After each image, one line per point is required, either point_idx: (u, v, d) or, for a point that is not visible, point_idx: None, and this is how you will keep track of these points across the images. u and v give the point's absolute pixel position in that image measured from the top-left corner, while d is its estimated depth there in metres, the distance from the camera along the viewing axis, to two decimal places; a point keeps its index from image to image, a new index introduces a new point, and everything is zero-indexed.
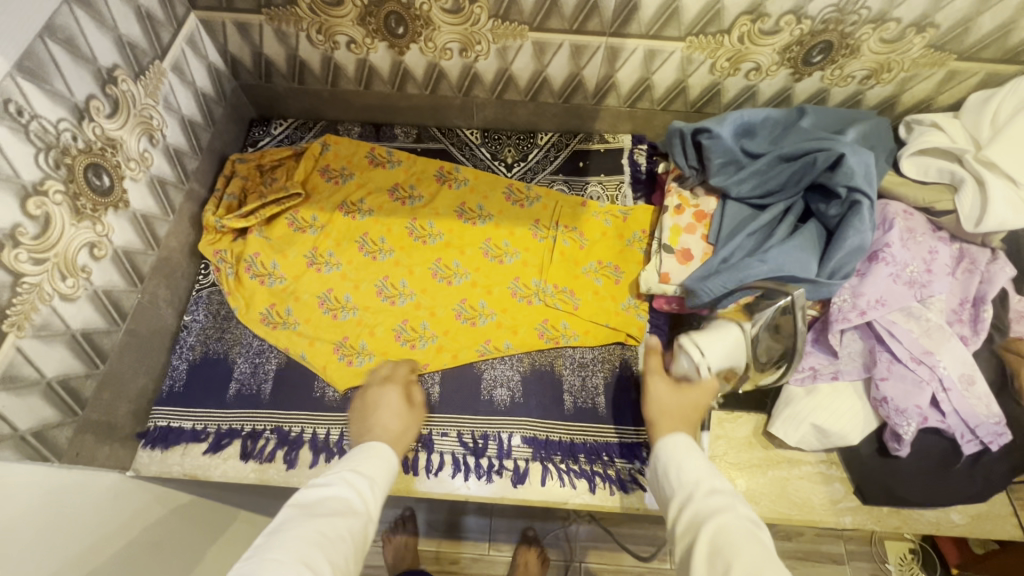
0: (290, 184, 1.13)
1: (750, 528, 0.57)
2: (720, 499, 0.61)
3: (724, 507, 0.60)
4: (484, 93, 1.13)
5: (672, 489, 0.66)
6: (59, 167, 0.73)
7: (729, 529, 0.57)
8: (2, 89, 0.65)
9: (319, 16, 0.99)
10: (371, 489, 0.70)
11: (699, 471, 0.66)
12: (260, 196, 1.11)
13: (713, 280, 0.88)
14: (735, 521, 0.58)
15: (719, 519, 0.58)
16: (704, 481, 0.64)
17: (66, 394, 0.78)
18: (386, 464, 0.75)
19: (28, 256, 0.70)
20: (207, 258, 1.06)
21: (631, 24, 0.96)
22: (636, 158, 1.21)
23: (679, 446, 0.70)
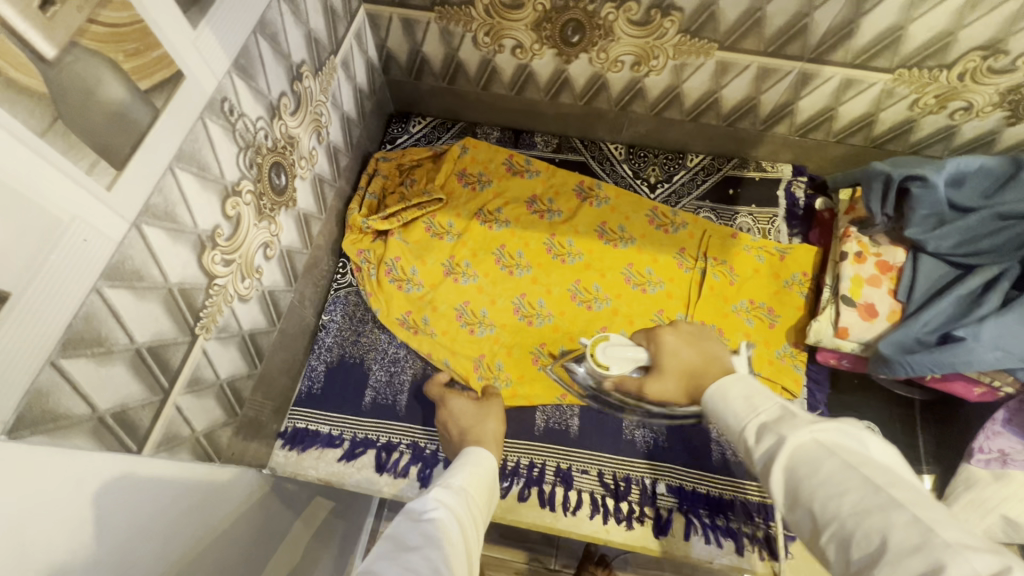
0: (431, 188, 1.10)
1: (823, 439, 0.47)
2: (769, 432, 0.51)
3: (779, 432, 0.49)
4: (643, 109, 1.06)
5: (731, 435, 0.56)
6: (252, 166, 0.71)
7: (800, 460, 0.47)
8: (221, 87, 0.62)
9: (493, 18, 0.93)
10: (461, 505, 0.62)
11: (741, 415, 0.55)
12: (402, 199, 1.09)
13: (920, 355, 0.79)
14: (800, 447, 0.48)
15: (784, 452, 0.48)
16: (749, 417, 0.54)
17: (231, 395, 0.77)
18: (472, 479, 0.68)
19: (221, 257, 0.68)
20: (349, 257, 1.06)
21: (836, 51, 0.87)
22: (793, 191, 1.12)
23: (717, 401, 0.59)
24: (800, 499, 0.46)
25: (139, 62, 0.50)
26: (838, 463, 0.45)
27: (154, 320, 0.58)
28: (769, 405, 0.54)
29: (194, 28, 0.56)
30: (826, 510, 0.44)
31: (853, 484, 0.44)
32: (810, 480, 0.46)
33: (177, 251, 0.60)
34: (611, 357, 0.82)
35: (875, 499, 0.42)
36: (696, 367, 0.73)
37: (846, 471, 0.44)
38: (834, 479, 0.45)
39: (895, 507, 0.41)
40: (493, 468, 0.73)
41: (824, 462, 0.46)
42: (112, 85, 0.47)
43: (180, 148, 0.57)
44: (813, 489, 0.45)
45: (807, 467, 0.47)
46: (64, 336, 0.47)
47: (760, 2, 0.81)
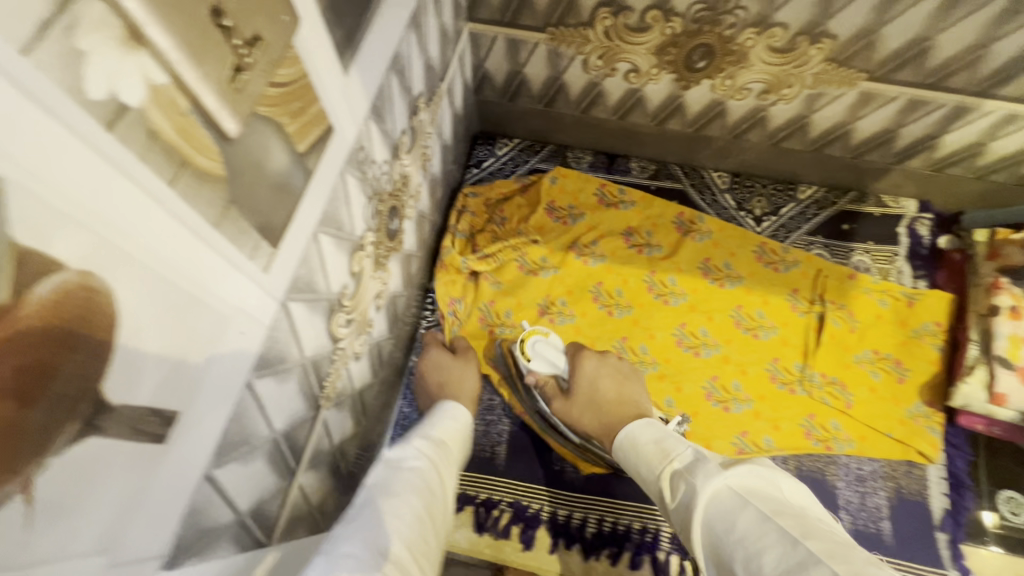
0: (523, 229, 1.03)
1: (737, 489, 0.48)
2: (687, 483, 0.53)
3: (695, 487, 0.51)
4: (760, 137, 0.98)
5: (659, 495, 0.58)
6: (374, 215, 0.64)
7: (717, 513, 0.48)
8: (360, 135, 0.55)
9: (611, 41, 0.85)
10: (444, 454, 0.61)
11: (654, 466, 0.59)
12: (494, 238, 1.02)
13: None
14: (714, 496, 0.49)
15: (700, 503, 0.49)
16: (666, 469, 0.57)
17: (340, 459, 0.71)
18: (456, 432, 0.67)
19: (345, 318, 0.61)
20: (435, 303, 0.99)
21: (1007, 85, 0.77)
22: (917, 229, 1.02)
23: (628, 447, 0.65)
24: (725, 563, 0.46)
25: (300, 122, 0.43)
26: (754, 515, 0.45)
27: (290, 402, 0.52)
28: (681, 451, 0.58)
29: (344, 73, 0.48)
30: (749, 569, 0.43)
31: (769, 538, 0.43)
32: (728, 535, 0.46)
33: (314, 321, 0.53)
34: (536, 353, 0.86)
35: (792, 554, 0.41)
36: (608, 401, 0.77)
37: (762, 523, 0.44)
38: (751, 534, 0.44)
39: (813, 563, 0.40)
40: (466, 420, 0.71)
41: (739, 513, 0.46)
42: (277, 153, 0.40)
43: (324, 210, 0.51)
44: (733, 547, 0.45)
45: (723, 522, 0.47)
46: (218, 445, 0.41)
47: (930, 31, 0.72)
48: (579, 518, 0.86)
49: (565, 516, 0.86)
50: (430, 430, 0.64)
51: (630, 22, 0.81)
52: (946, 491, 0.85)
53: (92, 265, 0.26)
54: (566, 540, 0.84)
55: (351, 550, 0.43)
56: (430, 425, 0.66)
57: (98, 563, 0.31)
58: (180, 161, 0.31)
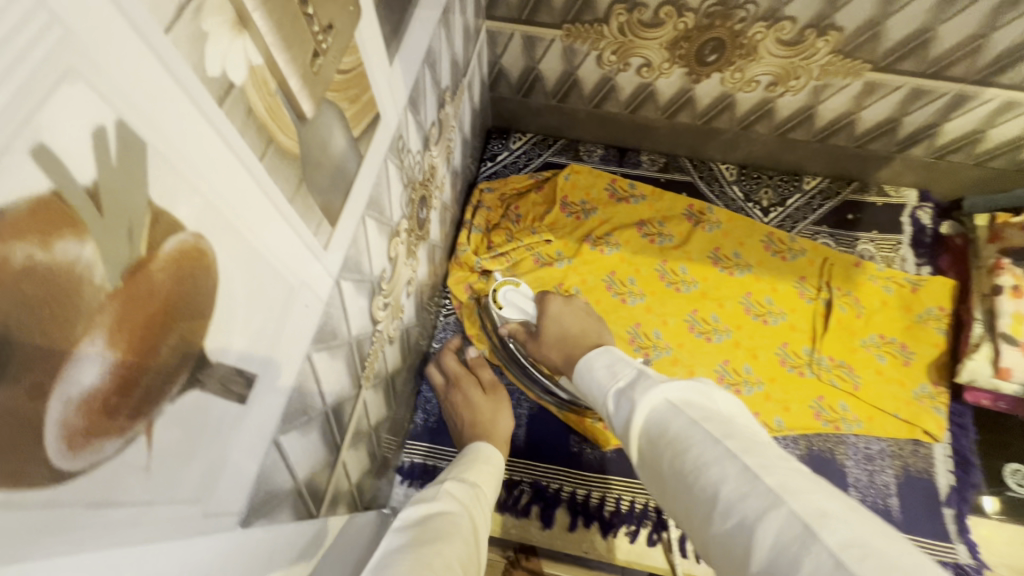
0: (537, 227, 1.06)
1: (673, 400, 0.48)
2: (627, 397, 0.52)
3: (636, 397, 0.51)
4: (767, 129, 1.01)
5: (602, 408, 0.57)
6: (408, 203, 0.67)
7: (652, 422, 0.48)
8: (400, 125, 0.58)
9: (625, 36, 0.88)
10: (476, 500, 0.58)
11: (603, 384, 0.58)
12: (508, 235, 1.04)
13: None
14: (652, 408, 0.49)
15: (639, 413, 0.49)
16: (610, 389, 0.56)
17: (374, 440, 0.74)
18: (487, 469, 0.66)
19: (382, 302, 0.64)
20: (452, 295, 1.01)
21: (1005, 74, 0.81)
22: (919, 218, 1.06)
23: (585, 372, 0.62)
24: (655, 464, 0.46)
25: (357, 109, 0.46)
26: (685, 421, 0.45)
27: (339, 378, 0.55)
28: (627, 371, 0.57)
29: (390, 64, 0.51)
30: (673, 468, 0.44)
31: (693, 438, 0.43)
32: (661, 439, 0.46)
33: (360, 302, 0.56)
34: (508, 301, 0.89)
35: (711, 452, 0.41)
36: (569, 335, 0.75)
37: (691, 427, 0.44)
38: (680, 437, 0.44)
39: (730, 457, 0.40)
40: (499, 463, 0.70)
41: (671, 420, 0.46)
42: (338, 138, 0.43)
43: (370, 195, 0.53)
44: (661, 449, 0.45)
45: (659, 427, 0.47)
46: (283, 411, 0.44)
47: (932, 23, 0.76)
48: (598, 497, 0.88)
49: (585, 497, 0.88)
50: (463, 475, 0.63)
51: (644, 18, 0.84)
52: (952, 468, 0.88)
53: (203, 229, 0.29)
54: (586, 519, 0.87)
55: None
56: (461, 469, 0.65)
57: (193, 510, 0.33)
58: (268, 137, 0.33)
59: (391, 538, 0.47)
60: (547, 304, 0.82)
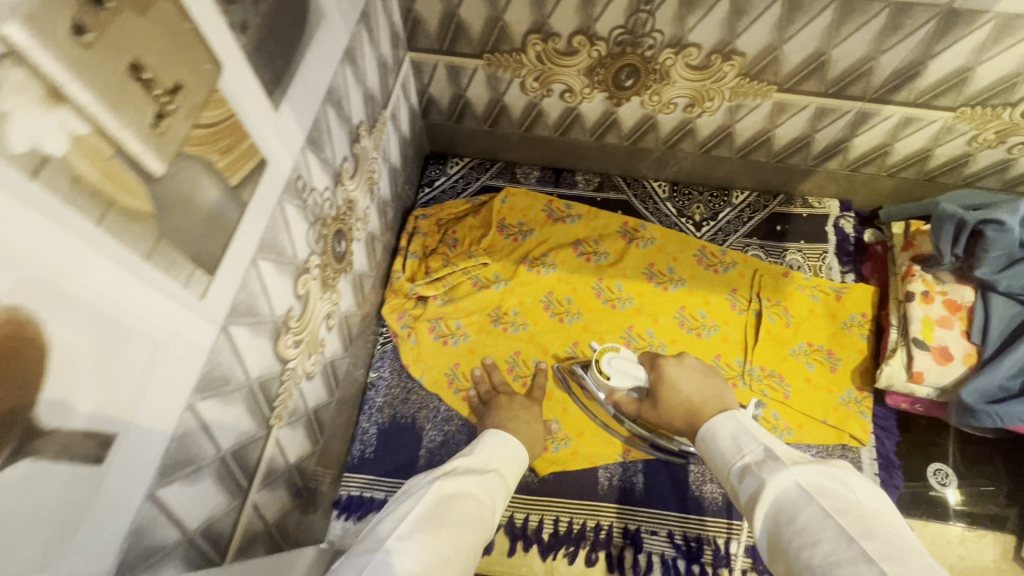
0: (473, 251, 1.07)
1: (803, 487, 0.52)
2: (757, 477, 0.57)
3: (766, 480, 0.55)
4: (692, 147, 1.04)
5: (729, 480, 0.62)
6: (319, 240, 0.67)
7: (782, 506, 0.53)
8: (296, 166, 0.58)
9: (544, 64, 0.90)
10: (502, 493, 0.67)
11: (730, 458, 0.62)
12: (444, 260, 1.05)
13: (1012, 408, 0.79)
14: (781, 491, 0.54)
15: (768, 495, 0.54)
16: (739, 461, 0.61)
17: (298, 477, 0.73)
18: (518, 469, 0.74)
19: (292, 340, 0.64)
20: (388, 324, 1.01)
21: (900, 92, 0.85)
22: (842, 227, 1.10)
23: (711, 441, 0.66)
24: (780, 547, 0.51)
25: (231, 157, 0.46)
26: (816, 511, 0.49)
27: (238, 422, 0.54)
28: (754, 448, 0.61)
29: (275, 110, 0.52)
30: (799, 557, 0.48)
31: (826, 532, 0.47)
32: (788, 524, 0.51)
33: (258, 344, 0.56)
34: (616, 369, 0.89)
35: (844, 550, 0.45)
36: (691, 404, 0.76)
37: (820, 519, 0.48)
38: (809, 528, 0.49)
39: (864, 560, 0.44)
40: (518, 451, 0.77)
41: (802, 508, 0.51)
42: (207, 188, 0.43)
43: (262, 238, 0.54)
44: (789, 536, 0.50)
45: (787, 513, 0.52)
46: (162, 462, 0.44)
47: (826, 47, 0.79)
48: (537, 520, 0.89)
49: (523, 520, 0.89)
50: (492, 465, 0.71)
51: (559, 47, 0.87)
52: (877, 471, 0.92)
53: (21, 301, 0.29)
54: (525, 543, 0.87)
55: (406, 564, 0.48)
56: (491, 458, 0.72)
57: None
58: (106, 202, 0.34)
59: (419, 503, 0.57)
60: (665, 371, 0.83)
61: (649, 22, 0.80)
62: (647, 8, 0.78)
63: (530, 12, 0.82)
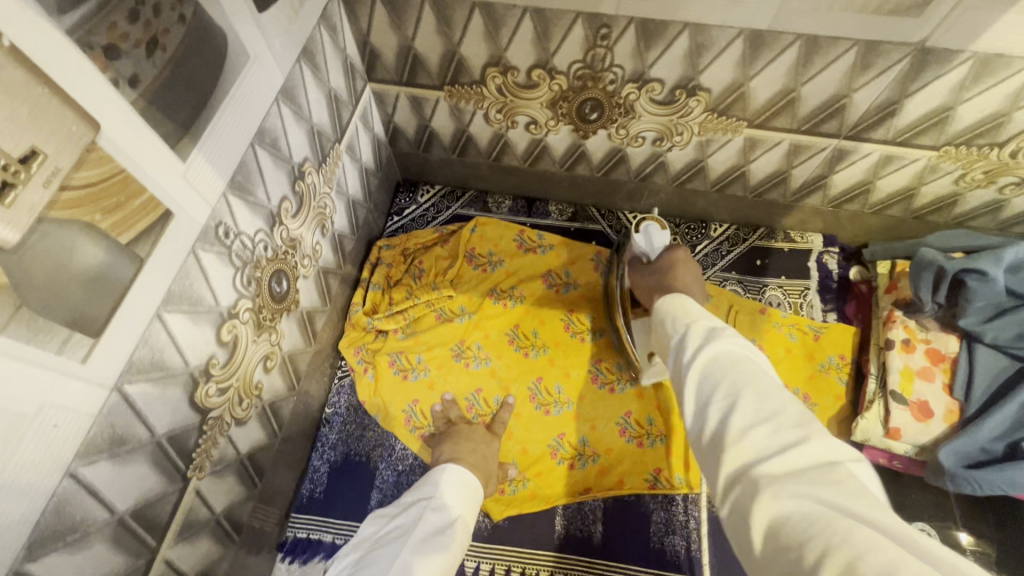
0: (438, 281, 1.04)
1: (748, 351, 0.52)
2: (713, 331, 0.55)
3: (716, 333, 0.54)
4: (665, 180, 1.01)
5: (671, 337, 0.60)
6: (250, 283, 0.66)
7: (723, 355, 0.51)
8: (215, 213, 0.56)
9: (506, 96, 0.88)
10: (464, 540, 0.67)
11: (690, 315, 0.60)
12: (407, 291, 1.03)
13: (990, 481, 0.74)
14: (731, 345, 0.52)
15: (715, 346, 0.52)
16: (694, 320, 0.59)
17: (228, 523, 0.71)
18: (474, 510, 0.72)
19: (216, 388, 0.62)
20: (347, 357, 0.99)
21: (876, 130, 0.80)
22: (825, 263, 1.05)
23: (675, 307, 0.64)
24: (710, 381, 0.49)
25: (117, 217, 0.44)
26: (756, 364, 0.50)
27: (139, 482, 0.53)
28: (713, 317, 0.60)
29: (182, 160, 0.50)
30: (732, 385, 0.48)
31: (766, 377, 0.48)
32: (731, 367, 0.49)
33: (166, 398, 0.54)
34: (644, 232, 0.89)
35: (775, 389, 0.46)
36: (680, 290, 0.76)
37: (760, 369, 0.49)
38: (750, 370, 0.49)
39: (792, 401, 0.46)
40: (478, 491, 0.75)
41: (743, 356, 0.51)
42: (89, 250, 0.42)
43: (169, 290, 0.52)
44: (727, 372, 0.49)
45: (728, 360, 0.51)
46: (34, 535, 0.42)
47: (794, 84, 0.75)
48: (487, 568, 0.85)
49: (473, 569, 0.86)
50: (458, 513, 0.69)
51: (518, 80, 0.84)
52: None
53: None
54: None
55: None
56: (457, 503, 0.70)
57: None
58: None
59: (397, 551, 0.59)
60: (673, 258, 0.83)
61: (608, 57, 0.77)
62: (603, 43, 0.75)
63: (486, 46, 0.79)
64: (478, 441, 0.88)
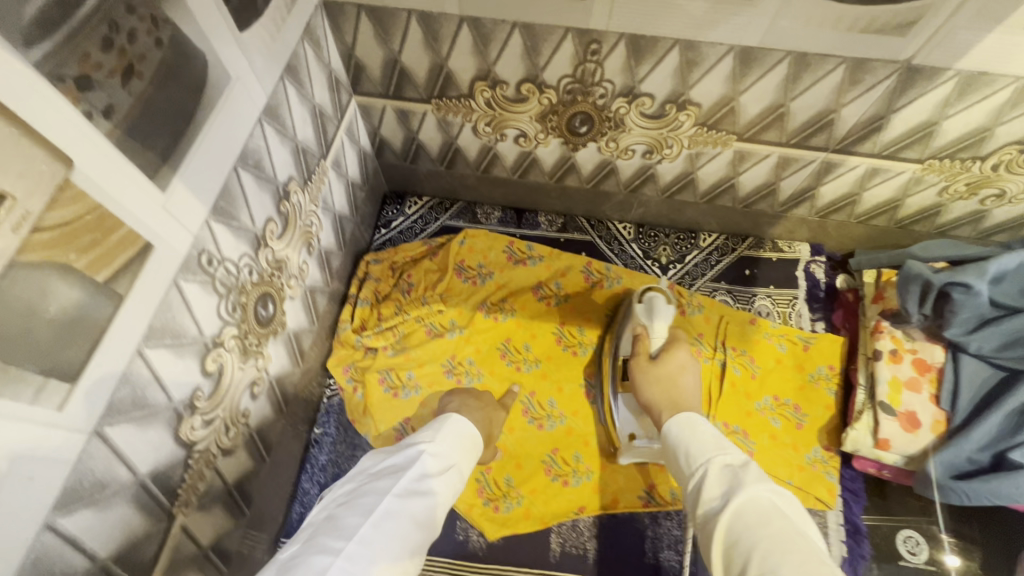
0: (427, 296, 1.02)
1: (776, 504, 0.56)
2: (734, 473, 0.61)
3: (738, 481, 0.60)
4: (655, 192, 1.00)
5: (688, 475, 0.66)
6: (236, 309, 0.63)
7: (749, 512, 0.55)
8: (197, 240, 0.54)
9: (495, 110, 0.87)
10: (457, 485, 0.67)
11: (707, 447, 0.66)
12: (397, 307, 1.01)
13: (978, 490, 0.76)
14: (754, 498, 0.57)
15: (739, 503, 0.57)
16: (714, 457, 0.65)
17: (216, 555, 0.69)
18: (470, 454, 0.71)
19: (201, 420, 0.60)
20: (335, 376, 0.97)
21: (863, 143, 0.81)
22: (813, 272, 1.06)
23: (685, 431, 0.71)
24: (744, 552, 0.52)
25: (94, 254, 0.42)
26: (785, 526, 0.53)
27: (121, 525, 0.50)
28: (735, 450, 0.65)
29: (163, 191, 0.48)
30: (764, 560, 0.50)
31: (795, 544, 0.51)
32: (756, 533, 0.53)
33: (149, 436, 0.52)
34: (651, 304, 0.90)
35: (812, 564, 0.48)
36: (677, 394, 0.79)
37: (792, 535, 0.52)
38: (780, 536, 0.51)
39: None
40: (477, 440, 0.73)
41: (774, 518, 0.54)
42: (63, 290, 0.40)
43: (150, 325, 0.49)
44: (756, 540, 0.52)
45: (756, 521, 0.54)
46: None
47: (784, 99, 0.76)
48: None
49: None
50: (452, 461, 0.68)
51: (507, 94, 0.83)
52: (844, 538, 0.87)
53: None
54: None
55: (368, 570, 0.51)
56: (457, 451, 0.69)
57: None
58: None
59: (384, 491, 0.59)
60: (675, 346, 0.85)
61: (598, 71, 0.76)
62: (594, 59, 0.74)
63: (474, 60, 0.78)
64: (486, 406, 0.92)
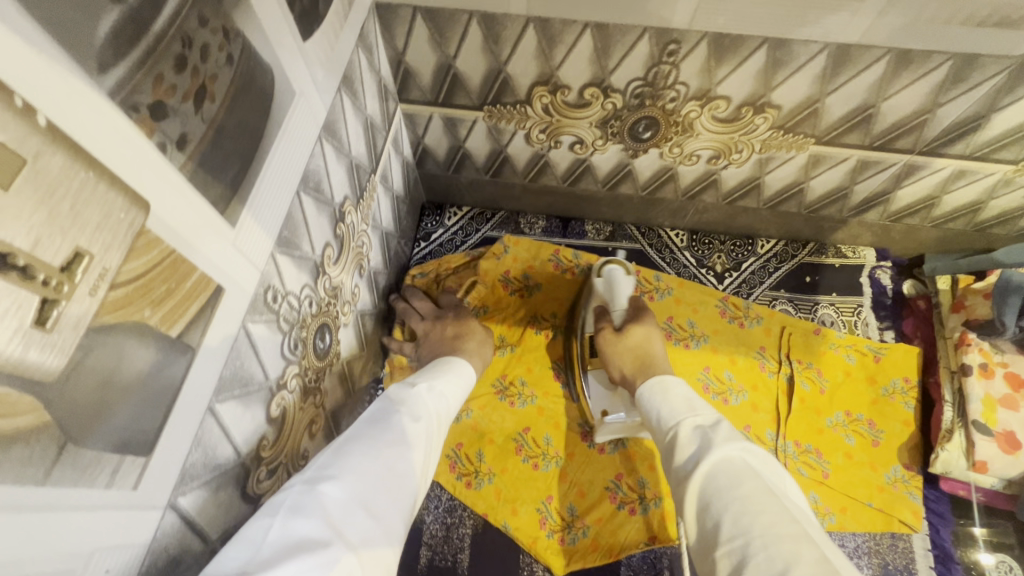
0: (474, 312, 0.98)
1: (749, 463, 0.53)
2: (704, 434, 0.57)
3: (709, 441, 0.56)
4: (715, 198, 0.95)
5: (659, 434, 0.63)
6: (297, 346, 0.58)
7: (721, 473, 0.52)
8: (265, 275, 0.48)
9: (551, 117, 0.81)
10: (434, 409, 0.62)
11: (677, 410, 0.62)
12: None
13: None
14: (728, 458, 0.53)
15: (713, 462, 0.53)
16: (685, 418, 0.61)
17: None
18: (445, 383, 0.67)
19: (266, 471, 0.55)
20: None
21: (953, 145, 0.75)
22: (879, 278, 1.01)
23: (657, 393, 0.66)
24: (715, 513, 0.50)
25: (168, 306, 0.36)
26: (759, 486, 0.50)
27: None
28: (706, 410, 0.61)
29: (232, 225, 0.42)
30: (737, 522, 0.47)
31: (770, 503, 0.48)
32: (728, 492, 0.50)
33: (218, 498, 0.47)
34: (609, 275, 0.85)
35: (786, 527, 0.46)
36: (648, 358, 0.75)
37: (763, 495, 0.49)
38: (754, 496, 0.49)
39: (806, 541, 0.44)
40: (454, 374, 0.70)
41: (746, 479, 0.51)
42: (139, 355, 0.34)
43: (221, 377, 0.44)
44: (727, 503, 0.49)
45: (727, 481, 0.51)
46: None
47: (874, 99, 0.70)
48: None
49: None
50: (423, 385, 0.64)
51: (569, 99, 0.77)
52: (932, 564, 0.82)
53: None
54: None
55: (330, 491, 0.45)
56: (442, 391, 0.65)
57: None
58: None
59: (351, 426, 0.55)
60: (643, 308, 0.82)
61: (672, 74, 0.70)
62: (670, 60, 0.68)
63: (537, 64, 0.72)
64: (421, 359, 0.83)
